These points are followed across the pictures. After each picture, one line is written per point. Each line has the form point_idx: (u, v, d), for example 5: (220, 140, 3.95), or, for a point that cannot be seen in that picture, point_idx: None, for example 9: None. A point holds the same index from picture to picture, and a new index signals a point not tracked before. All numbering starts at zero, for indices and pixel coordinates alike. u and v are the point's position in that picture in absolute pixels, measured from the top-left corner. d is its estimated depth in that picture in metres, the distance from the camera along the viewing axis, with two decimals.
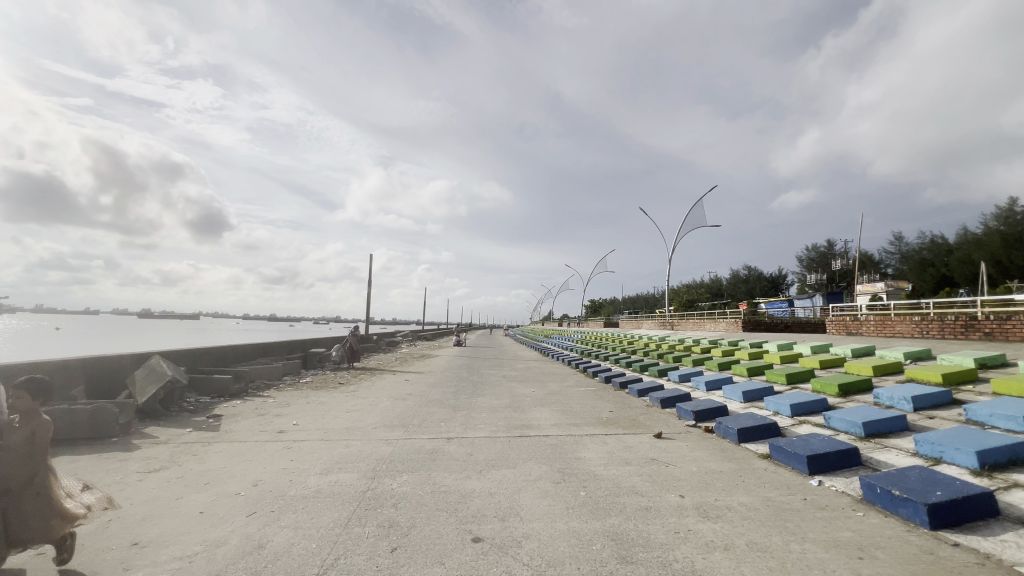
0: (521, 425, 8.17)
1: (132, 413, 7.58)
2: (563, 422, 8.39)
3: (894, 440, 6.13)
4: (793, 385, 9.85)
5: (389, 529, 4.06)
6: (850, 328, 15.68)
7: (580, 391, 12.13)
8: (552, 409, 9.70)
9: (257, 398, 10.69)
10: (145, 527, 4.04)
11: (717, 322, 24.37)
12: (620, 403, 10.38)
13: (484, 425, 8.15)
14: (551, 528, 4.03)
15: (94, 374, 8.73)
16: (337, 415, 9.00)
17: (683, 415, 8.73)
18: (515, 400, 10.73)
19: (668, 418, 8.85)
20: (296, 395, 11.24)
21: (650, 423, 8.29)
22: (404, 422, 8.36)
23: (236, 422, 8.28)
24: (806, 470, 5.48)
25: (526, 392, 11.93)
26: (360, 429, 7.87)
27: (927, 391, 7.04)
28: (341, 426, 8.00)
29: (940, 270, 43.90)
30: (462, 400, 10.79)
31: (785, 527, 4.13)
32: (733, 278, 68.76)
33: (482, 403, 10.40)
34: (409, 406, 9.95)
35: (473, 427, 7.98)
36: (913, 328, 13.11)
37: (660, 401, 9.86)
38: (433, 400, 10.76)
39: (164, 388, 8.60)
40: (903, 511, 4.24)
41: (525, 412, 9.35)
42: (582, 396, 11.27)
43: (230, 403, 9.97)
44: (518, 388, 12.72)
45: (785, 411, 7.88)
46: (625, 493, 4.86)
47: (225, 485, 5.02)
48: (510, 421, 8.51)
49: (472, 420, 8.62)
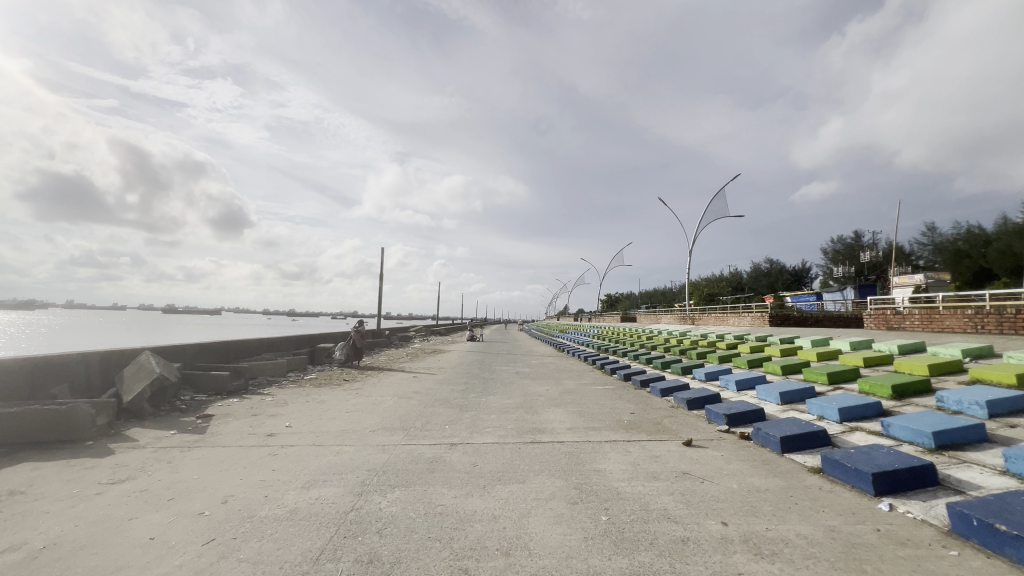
0: (533, 429, 7.40)
1: (112, 414, 7.00)
2: (579, 426, 7.59)
3: (972, 453, 5.19)
4: (835, 385, 8.87)
5: (368, 566, 3.32)
6: (891, 322, 14.51)
7: (598, 390, 11.28)
8: (567, 410, 8.90)
9: (255, 396, 10.12)
10: (79, 558, 3.38)
11: (741, 317, 23.18)
12: (642, 404, 9.53)
13: (492, 428, 7.41)
14: (567, 570, 3.24)
15: (79, 372, 8.21)
16: (335, 415, 8.34)
17: (714, 419, 7.85)
18: (527, 399, 9.96)
19: (697, 421, 7.98)
20: (296, 393, 10.65)
21: (676, 428, 7.44)
22: (405, 424, 7.66)
23: (225, 423, 7.68)
24: (872, 490, 4.60)
25: (539, 391, 11.14)
26: (357, 432, 7.20)
27: (1004, 395, 6.06)
28: (337, 429, 7.33)
29: (978, 262, 41.71)
30: (470, 399, 10.07)
31: (860, 570, 3.28)
32: (755, 271, 66.70)
33: (492, 403, 9.66)
34: (413, 407, 9.25)
35: (480, 431, 7.25)
36: (966, 323, 11.94)
37: (687, 402, 8.98)
38: (440, 400, 10.03)
39: (152, 386, 8.07)
40: (1011, 551, 3.36)
41: (538, 414, 8.54)
42: (599, 396, 10.44)
43: (224, 402, 9.40)
44: (531, 386, 11.93)
45: (832, 416, 6.96)
46: (655, 519, 4.04)
47: (190, 502, 4.35)
48: (521, 424, 7.75)
49: (480, 423, 7.88)
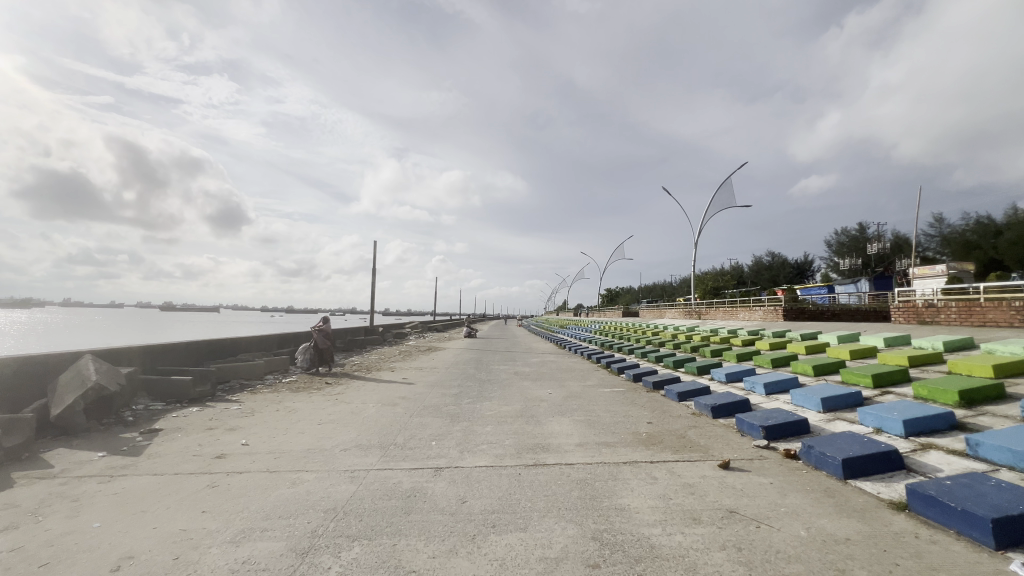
0: (536, 445, 6.25)
1: (29, 432, 5.81)
2: (589, 441, 6.41)
3: None
4: (883, 389, 7.71)
5: None
6: (922, 316, 13.35)
7: (606, 394, 10.09)
8: (574, 419, 7.74)
9: (218, 405, 8.93)
10: None
11: (751, 311, 21.96)
12: (658, 411, 8.36)
13: (487, 445, 6.26)
14: None
15: (1, 380, 6.92)
16: (305, 429, 7.17)
17: (748, 430, 6.68)
18: (529, 406, 8.78)
19: (727, 434, 6.81)
20: (267, 400, 9.46)
21: (705, 443, 6.26)
22: (384, 440, 6.48)
23: (172, 441, 6.49)
24: (992, 542, 3.43)
25: (541, 395, 9.98)
26: (326, 451, 6.03)
27: None
28: (303, 448, 6.15)
29: (989, 253, 40.63)
30: (462, 406, 8.88)
31: None
32: (757, 265, 65.48)
33: (486, 411, 8.48)
34: (397, 417, 8.07)
35: (474, 449, 6.09)
36: (1012, 317, 10.81)
37: (712, 410, 7.81)
38: (429, 407, 8.83)
39: (86, 398, 6.86)
40: None
41: (541, 425, 7.33)
42: (609, 401, 9.26)
43: (181, 413, 8.20)
44: (533, 390, 10.73)
45: (894, 430, 5.80)
46: None
47: (66, 572, 3.15)
48: (520, 438, 6.59)
49: (472, 437, 6.71)
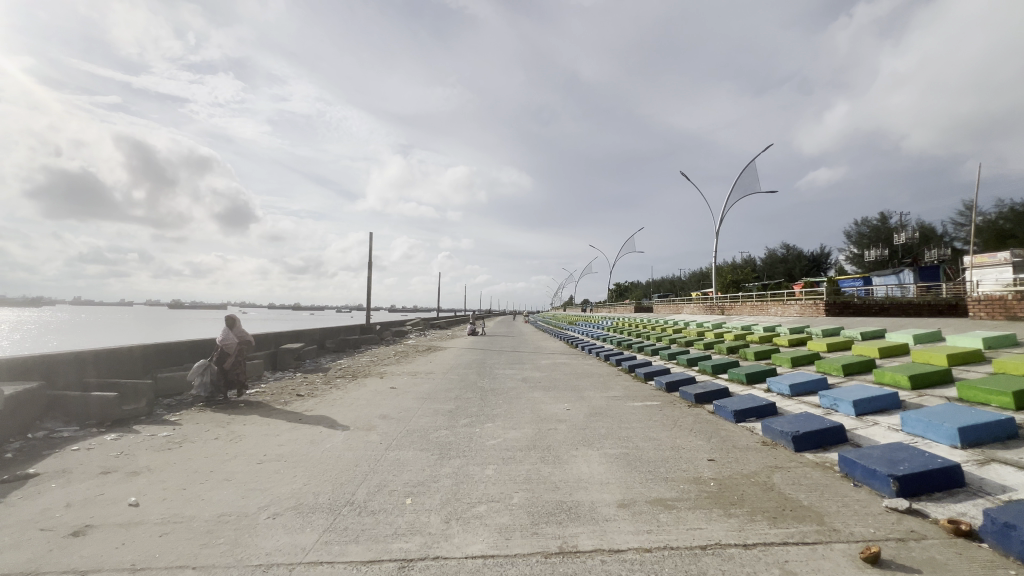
0: (560, 507, 4.20)
1: None
2: (638, 500, 4.33)
3: None
4: None
5: None
6: (1013, 310, 11.11)
7: (640, 411, 8.04)
8: (605, 455, 5.67)
9: (143, 430, 6.98)
10: None
11: (787, 306, 19.70)
12: (716, 439, 6.33)
13: (484, 507, 4.21)
14: None
15: None
16: (235, 473, 5.15)
17: (863, 477, 4.59)
18: (543, 432, 6.73)
19: (830, 482, 4.75)
20: (211, 422, 7.49)
21: (810, 504, 4.21)
22: (338, 496, 4.47)
23: (33, 497, 4.50)
24: None
25: (558, 413, 7.94)
26: (246, 522, 3.99)
27: None
28: (213, 515, 4.12)
29: None
30: (458, 432, 6.84)
31: None
32: (774, 257, 62.84)
33: (488, 439, 6.42)
34: (368, 450, 6.02)
35: (465, 516, 4.03)
36: None
37: (793, 441, 5.70)
38: (415, 433, 6.81)
39: None
40: None
41: (564, 466, 5.28)
42: (646, 423, 7.21)
43: (86, 443, 6.27)
44: (547, 404, 8.67)
45: None
46: None
47: None
48: (534, 492, 4.54)
49: (466, 490, 4.64)
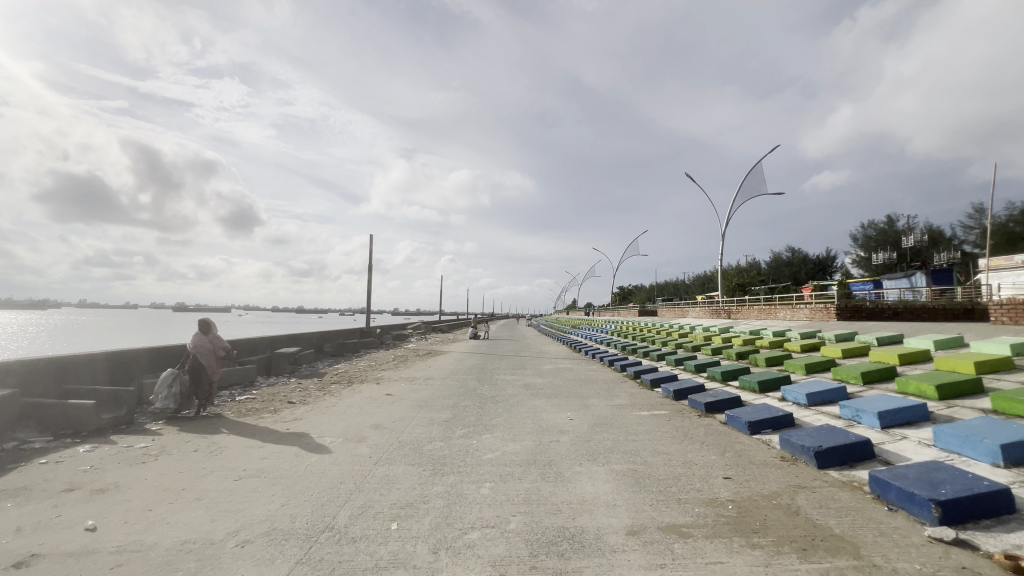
0: (562, 534, 3.76)
1: None
2: (648, 528, 3.87)
3: None
4: None
5: None
6: None
7: (648, 422, 7.58)
8: (611, 472, 5.22)
9: (119, 442, 6.56)
10: None
11: (796, 310, 19.18)
12: (730, 453, 5.88)
13: (477, 535, 3.75)
14: None
15: None
16: (207, 492, 4.72)
17: (899, 500, 4.12)
18: (544, 444, 6.29)
19: (861, 505, 4.30)
20: (191, 433, 7.06)
21: (842, 532, 3.76)
22: (316, 521, 4.04)
23: None
24: None
25: (560, 424, 7.49)
26: (208, 552, 3.55)
27: None
28: (174, 544, 3.68)
29: None
30: (453, 444, 6.40)
31: None
32: (779, 260, 62.12)
33: (485, 453, 5.98)
34: (356, 464, 5.59)
35: (456, 547, 3.58)
36: None
37: (816, 457, 5.24)
38: (407, 445, 6.38)
39: None
40: None
41: (567, 484, 4.84)
42: (655, 435, 6.75)
43: (57, 455, 5.88)
44: (548, 414, 8.22)
45: None
46: None
47: None
48: (534, 516, 4.10)
49: (458, 513, 4.19)
